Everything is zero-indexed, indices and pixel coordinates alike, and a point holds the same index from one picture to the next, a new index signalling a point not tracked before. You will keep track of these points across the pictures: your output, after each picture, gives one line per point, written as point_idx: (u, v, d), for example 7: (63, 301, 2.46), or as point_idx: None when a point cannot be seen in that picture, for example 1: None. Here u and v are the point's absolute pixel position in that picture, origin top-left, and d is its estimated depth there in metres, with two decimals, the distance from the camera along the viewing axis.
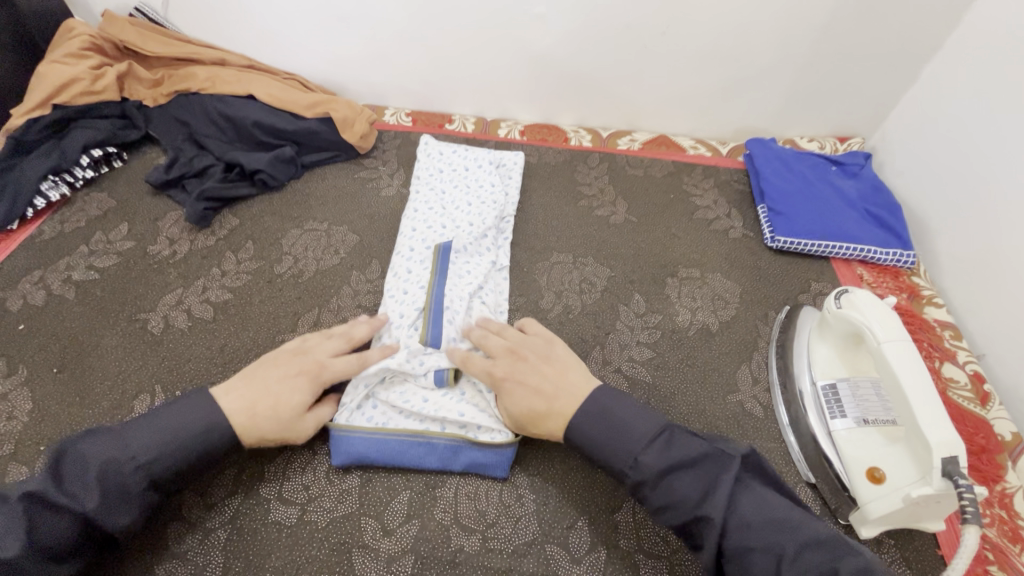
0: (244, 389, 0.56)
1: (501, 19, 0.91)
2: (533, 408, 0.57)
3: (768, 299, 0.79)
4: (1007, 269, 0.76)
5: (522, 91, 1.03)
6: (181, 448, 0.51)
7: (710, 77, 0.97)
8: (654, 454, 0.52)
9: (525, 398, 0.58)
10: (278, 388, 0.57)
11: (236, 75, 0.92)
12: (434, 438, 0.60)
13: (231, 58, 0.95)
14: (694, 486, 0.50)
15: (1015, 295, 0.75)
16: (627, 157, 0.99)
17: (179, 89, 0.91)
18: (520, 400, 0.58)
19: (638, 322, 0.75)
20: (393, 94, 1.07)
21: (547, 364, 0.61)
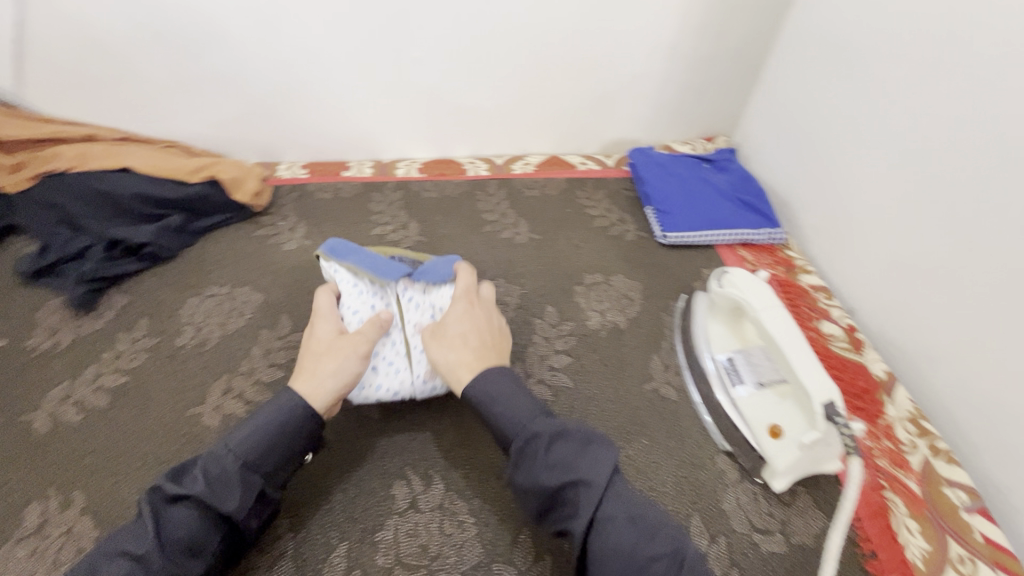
0: (303, 373, 0.58)
1: (381, 63, 0.95)
2: (464, 335, 0.61)
3: (667, 291, 0.86)
4: (853, 234, 0.88)
5: (416, 131, 1.07)
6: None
7: (586, 98, 1.06)
8: (585, 469, 0.49)
9: (456, 324, 0.62)
10: (324, 347, 0.59)
11: (110, 150, 0.88)
12: (420, 280, 0.68)
13: (101, 134, 0.91)
14: (627, 532, 0.47)
15: (865, 254, 0.86)
16: (523, 180, 1.05)
17: (43, 169, 0.84)
18: (454, 326, 0.61)
19: (554, 331, 0.79)
20: (286, 149, 1.07)
21: (486, 325, 0.63)
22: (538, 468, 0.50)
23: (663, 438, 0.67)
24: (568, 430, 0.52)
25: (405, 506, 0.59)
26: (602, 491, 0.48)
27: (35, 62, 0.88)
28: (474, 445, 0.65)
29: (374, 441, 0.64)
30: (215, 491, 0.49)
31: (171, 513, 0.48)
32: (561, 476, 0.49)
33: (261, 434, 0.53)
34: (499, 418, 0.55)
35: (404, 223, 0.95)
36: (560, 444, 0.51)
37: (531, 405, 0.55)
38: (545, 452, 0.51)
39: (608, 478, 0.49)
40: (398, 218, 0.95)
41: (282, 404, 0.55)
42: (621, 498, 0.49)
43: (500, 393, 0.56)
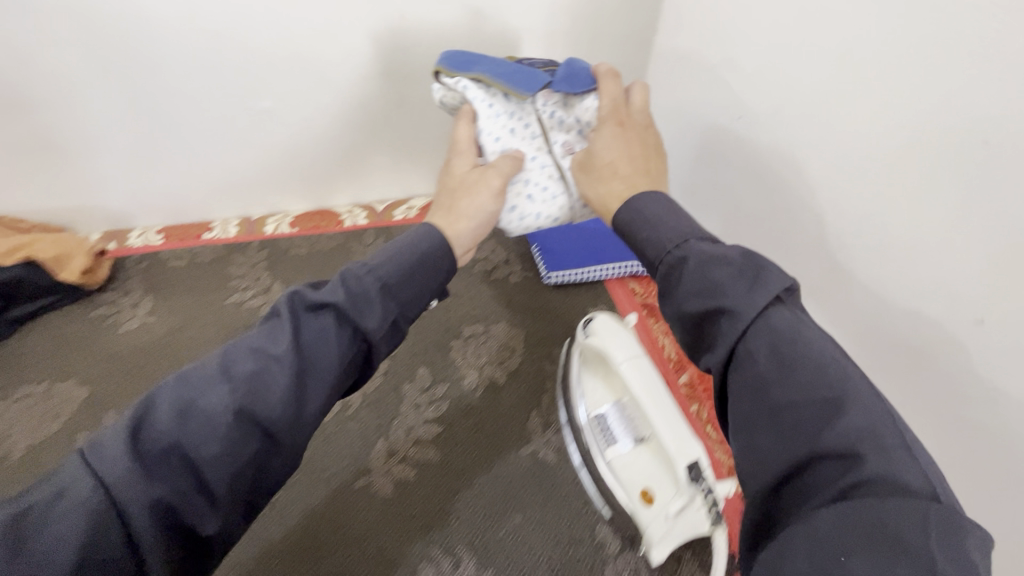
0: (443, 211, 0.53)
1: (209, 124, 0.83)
2: (601, 156, 0.51)
3: (551, 338, 0.79)
4: None
5: (279, 182, 0.94)
6: None
7: None
8: (749, 296, 0.36)
9: (609, 144, 0.52)
10: (473, 180, 0.54)
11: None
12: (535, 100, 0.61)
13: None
14: (788, 376, 0.33)
15: None
16: (403, 227, 0.99)
17: None
18: (604, 146, 0.52)
19: (424, 397, 0.71)
20: (138, 212, 0.94)
21: (647, 143, 0.53)
22: (683, 285, 0.39)
23: (535, 513, 0.61)
24: (715, 251, 0.38)
25: None
26: (748, 325, 0.35)
27: None
28: (320, 549, 0.59)
29: None
30: (195, 440, 0.34)
31: (204, 395, 0.35)
32: (705, 301, 0.37)
33: (256, 355, 0.38)
34: (640, 238, 0.44)
35: (266, 285, 0.87)
36: (717, 264, 0.38)
37: (700, 223, 0.43)
38: (692, 274, 0.38)
39: (762, 309, 0.35)
40: (260, 281, 0.87)
41: (419, 235, 0.47)
42: (774, 334, 0.34)
43: (664, 210, 0.44)
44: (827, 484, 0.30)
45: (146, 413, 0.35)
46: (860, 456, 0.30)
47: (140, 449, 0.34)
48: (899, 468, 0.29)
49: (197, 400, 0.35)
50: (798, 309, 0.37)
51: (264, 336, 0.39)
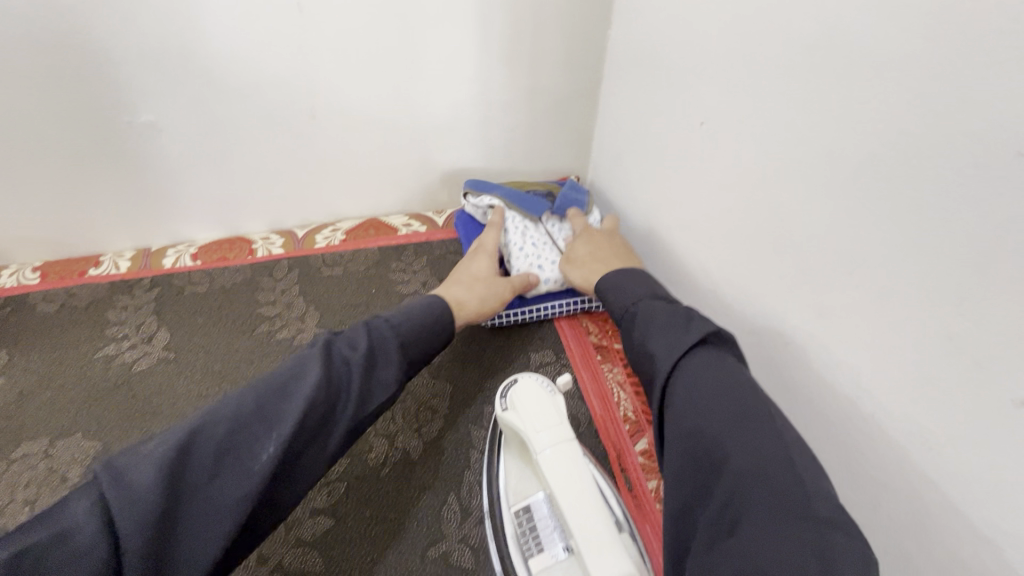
0: (462, 289, 0.65)
1: (93, 134, 0.73)
2: (601, 246, 0.68)
3: (483, 392, 0.65)
4: None
5: (182, 208, 0.83)
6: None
7: (390, 148, 0.85)
8: (680, 334, 0.46)
9: (584, 245, 0.69)
10: (475, 286, 0.66)
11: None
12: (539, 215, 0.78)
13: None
14: (704, 396, 0.41)
15: None
16: (323, 257, 0.85)
17: None
18: (581, 248, 0.69)
19: (314, 479, 0.57)
20: (13, 249, 0.82)
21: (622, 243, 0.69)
22: (637, 329, 0.51)
23: None
24: (652, 310, 0.51)
25: None
26: (680, 364, 0.45)
27: None
28: None
29: None
30: (218, 451, 0.39)
31: (239, 420, 0.41)
32: (659, 347, 0.47)
33: (276, 389, 0.44)
34: (609, 294, 0.58)
35: (150, 333, 0.73)
36: (652, 314, 0.50)
37: (648, 287, 0.56)
38: (648, 325, 0.50)
39: (686, 350, 0.45)
40: (143, 326, 0.73)
41: (431, 300, 0.59)
42: (704, 370, 0.43)
43: (626, 278, 0.58)
44: (715, 508, 0.37)
45: (203, 434, 0.40)
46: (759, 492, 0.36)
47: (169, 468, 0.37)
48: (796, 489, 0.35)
49: (238, 424, 0.41)
50: (725, 353, 0.45)
51: (296, 371, 0.46)
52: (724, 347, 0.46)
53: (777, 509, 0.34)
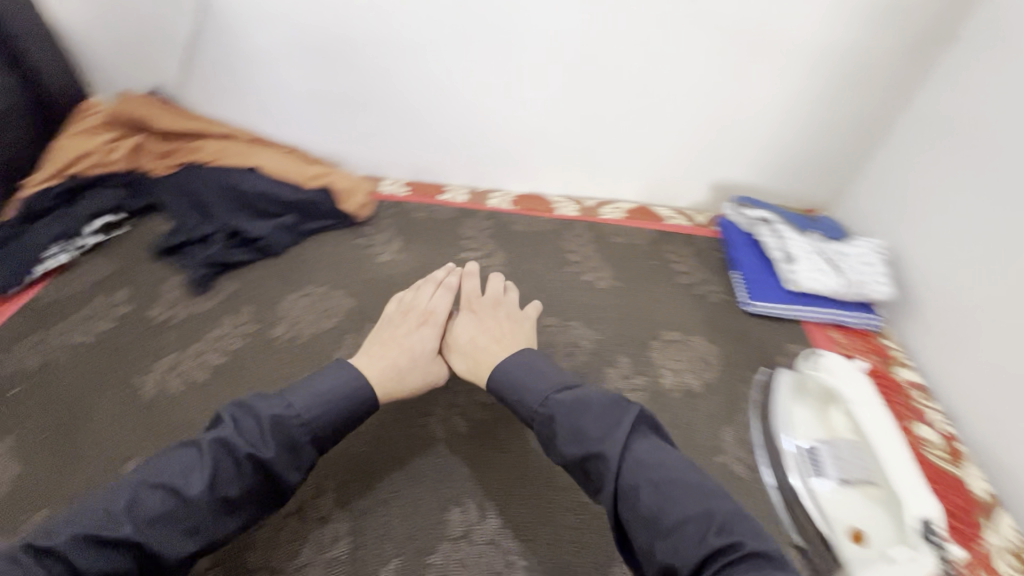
0: (378, 360, 0.67)
1: (493, 100, 1.01)
2: (490, 333, 0.71)
3: (748, 361, 0.83)
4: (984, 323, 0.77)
5: (514, 165, 1.11)
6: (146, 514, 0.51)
7: (682, 153, 1.07)
8: (600, 428, 0.56)
9: (472, 323, 0.73)
10: (409, 346, 0.69)
11: (243, 149, 0.98)
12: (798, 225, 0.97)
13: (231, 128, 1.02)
14: (652, 463, 0.54)
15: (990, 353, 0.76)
16: (610, 226, 1.06)
17: (188, 161, 0.96)
18: (469, 324, 0.73)
19: (624, 383, 0.78)
20: (392, 166, 1.13)
21: (503, 322, 0.73)
22: (561, 430, 0.58)
23: None
24: (584, 398, 0.59)
25: (457, 535, 0.60)
26: (619, 458, 0.54)
27: (194, 69, 1.00)
28: (534, 485, 0.64)
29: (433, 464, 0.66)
30: (188, 479, 0.53)
31: (123, 525, 0.49)
32: (584, 448, 0.56)
33: (276, 427, 0.56)
34: (514, 389, 0.64)
35: (491, 251, 0.98)
36: (581, 408, 0.58)
37: (550, 377, 0.63)
38: (580, 418, 0.57)
39: (624, 443, 0.55)
40: (486, 246, 0.99)
41: (342, 374, 0.63)
42: (641, 462, 0.54)
43: (522, 364, 0.65)
44: (723, 557, 0.47)
45: (223, 457, 0.54)
46: (736, 543, 0.48)
47: (101, 543, 0.49)
48: (740, 529, 0.49)
49: (183, 488, 0.52)
50: (648, 432, 0.58)
51: (254, 441, 0.55)
52: (651, 431, 0.58)
53: (751, 558, 0.47)
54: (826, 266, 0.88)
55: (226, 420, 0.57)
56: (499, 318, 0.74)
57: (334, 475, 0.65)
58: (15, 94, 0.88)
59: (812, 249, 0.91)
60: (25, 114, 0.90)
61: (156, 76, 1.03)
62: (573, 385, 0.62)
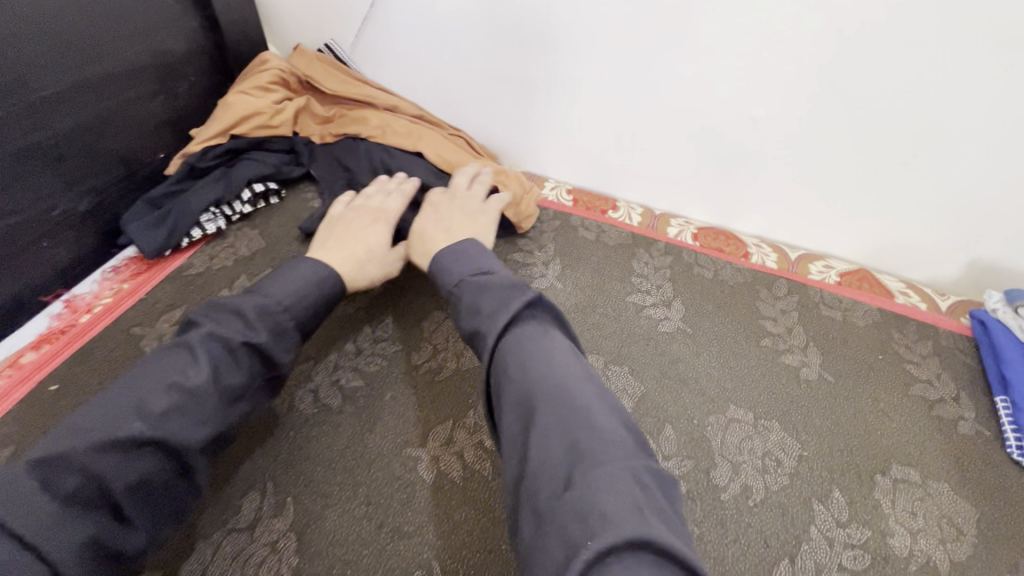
0: (340, 249, 0.67)
1: (705, 109, 0.81)
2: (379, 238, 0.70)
3: (1019, 541, 0.60)
4: None
5: (705, 190, 0.91)
6: (172, 405, 0.46)
7: (943, 216, 0.81)
8: (495, 314, 0.52)
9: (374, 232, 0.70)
10: (365, 238, 0.69)
11: (411, 130, 0.87)
12: None
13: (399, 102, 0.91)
14: (503, 357, 0.49)
15: None
16: (820, 292, 0.83)
17: (350, 132, 0.86)
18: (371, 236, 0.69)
19: (839, 533, 0.58)
20: (558, 168, 0.98)
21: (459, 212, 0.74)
22: (462, 309, 0.56)
23: None
24: (487, 285, 0.56)
25: None
26: (496, 334, 0.50)
27: (376, 29, 0.90)
28: None
29: None
30: (221, 363, 0.50)
31: (133, 421, 0.44)
32: (471, 323, 0.54)
33: (288, 300, 0.58)
34: (440, 275, 0.62)
35: (667, 299, 0.80)
36: (487, 297, 0.55)
37: (480, 258, 0.62)
38: (490, 307, 0.53)
39: (505, 330, 0.51)
40: (661, 289, 0.81)
41: (314, 270, 0.62)
42: (517, 342, 0.49)
43: (465, 247, 0.64)
44: (559, 453, 0.40)
45: (218, 339, 0.51)
46: (563, 430, 0.41)
47: (129, 449, 0.43)
48: (595, 452, 0.39)
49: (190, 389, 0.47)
50: (549, 323, 0.53)
51: (245, 327, 0.53)
52: (551, 325, 0.53)
53: (588, 442, 0.40)
54: None
55: (203, 323, 0.53)
56: (455, 209, 0.74)
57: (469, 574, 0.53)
58: (195, 40, 0.82)
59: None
60: (200, 60, 0.84)
61: (333, 30, 0.94)
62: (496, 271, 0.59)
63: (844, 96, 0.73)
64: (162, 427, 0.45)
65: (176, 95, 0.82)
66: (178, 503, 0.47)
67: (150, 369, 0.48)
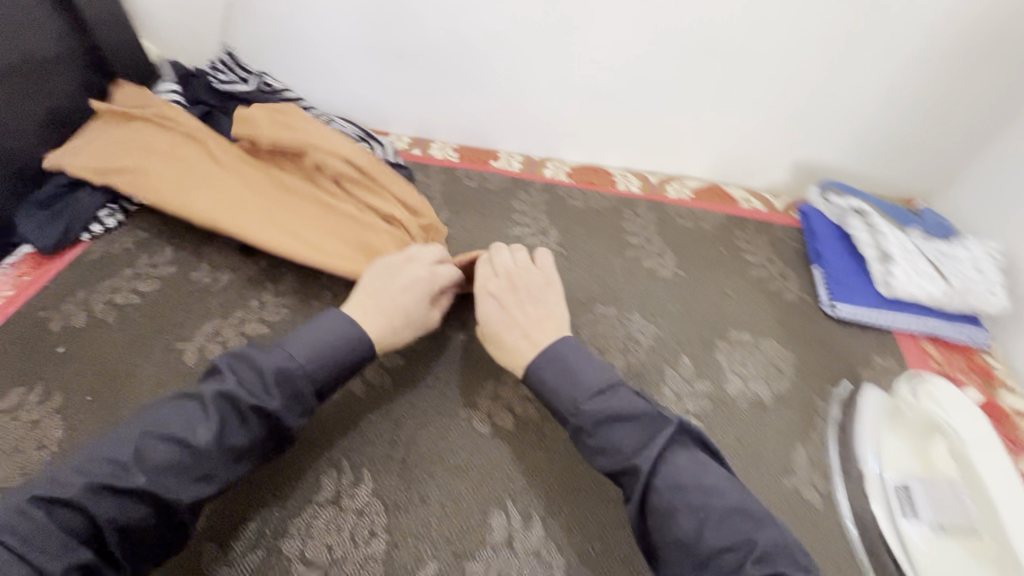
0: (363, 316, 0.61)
1: (560, 60, 0.91)
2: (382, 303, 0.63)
3: (827, 372, 0.74)
4: None
5: (573, 133, 1.02)
6: (168, 463, 0.48)
7: (765, 128, 0.95)
8: (622, 431, 0.53)
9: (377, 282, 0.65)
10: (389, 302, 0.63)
11: (313, 223, 0.78)
12: (899, 220, 0.84)
13: (326, 150, 0.80)
14: (630, 437, 0.52)
15: None
16: (676, 207, 0.96)
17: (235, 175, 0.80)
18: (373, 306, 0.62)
19: (686, 388, 0.71)
20: (441, 129, 1.06)
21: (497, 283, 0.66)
22: (587, 442, 0.54)
23: None
24: (617, 411, 0.53)
25: (500, 541, 0.56)
26: (653, 459, 0.51)
27: (243, 13, 0.95)
28: (582, 495, 0.60)
29: (478, 461, 0.62)
30: (223, 422, 0.50)
31: (136, 474, 0.46)
32: (618, 462, 0.52)
33: (319, 358, 0.56)
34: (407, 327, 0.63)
35: (544, 229, 0.91)
36: (610, 425, 0.53)
37: (597, 372, 0.57)
38: (614, 425, 0.53)
39: (660, 451, 0.51)
40: (538, 221, 0.92)
41: (341, 322, 0.59)
42: (679, 464, 0.51)
43: (566, 356, 0.59)
44: (732, 551, 0.46)
45: (224, 392, 0.51)
46: (754, 541, 0.46)
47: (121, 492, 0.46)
48: (762, 546, 0.46)
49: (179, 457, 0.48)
50: (692, 444, 0.53)
51: (262, 394, 0.52)
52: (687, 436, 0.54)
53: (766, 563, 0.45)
54: (928, 278, 0.77)
55: (223, 370, 0.53)
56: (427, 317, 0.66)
57: (372, 463, 0.61)
58: (63, 38, 0.84)
59: (913, 248, 0.80)
60: (72, 58, 0.87)
61: (205, 21, 0.98)
62: (612, 386, 0.56)
63: (670, 36, 0.85)
64: (156, 480, 0.47)
65: (52, 94, 0.84)
66: (165, 546, 0.49)
67: (178, 408, 0.51)
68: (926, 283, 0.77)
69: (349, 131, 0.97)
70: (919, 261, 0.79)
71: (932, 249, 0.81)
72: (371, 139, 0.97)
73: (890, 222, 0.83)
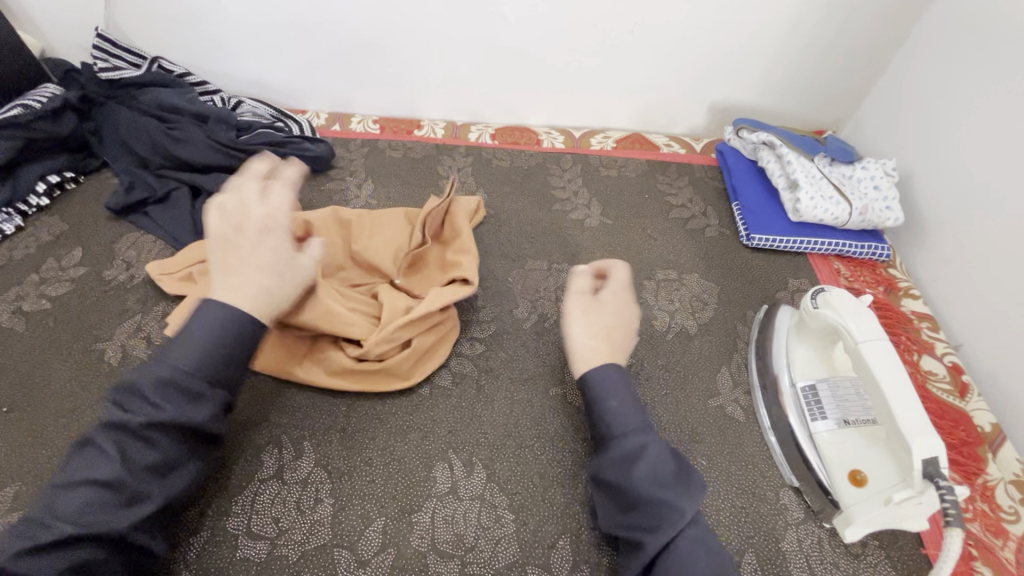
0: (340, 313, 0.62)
1: (466, 17, 0.89)
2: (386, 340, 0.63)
3: (746, 299, 0.78)
4: (1000, 250, 0.72)
5: (493, 93, 1.02)
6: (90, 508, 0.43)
7: (678, 73, 0.97)
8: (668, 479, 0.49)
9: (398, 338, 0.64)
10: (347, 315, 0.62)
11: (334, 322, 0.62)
12: (804, 147, 0.89)
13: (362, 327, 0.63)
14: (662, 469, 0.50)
15: (1002, 279, 0.72)
16: (600, 158, 0.98)
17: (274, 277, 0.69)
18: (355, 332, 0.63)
19: None
20: (360, 101, 1.04)
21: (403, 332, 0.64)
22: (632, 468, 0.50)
23: (724, 459, 0.62)
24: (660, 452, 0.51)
25: (444, 491, 0.58)
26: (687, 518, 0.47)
27: None
28: (521, 439, 0.62)
29: (418, 418, 0.63)
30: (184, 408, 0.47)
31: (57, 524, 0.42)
32: (654, 488, 0.48)
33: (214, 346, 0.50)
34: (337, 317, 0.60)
35: (471, 191, 0.91)
36: (649, 457, 0.50)
37: (632, 408, 0.54)
38: (643, 463, 0.50)
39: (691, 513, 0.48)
40: (466, 184, 0.92)
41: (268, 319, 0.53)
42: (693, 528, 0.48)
43: (615, 384, 0.55)
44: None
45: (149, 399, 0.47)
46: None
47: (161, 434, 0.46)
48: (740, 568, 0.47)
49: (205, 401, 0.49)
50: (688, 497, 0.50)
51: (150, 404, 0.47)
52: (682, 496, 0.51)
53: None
54: (832, 198, 0.82)
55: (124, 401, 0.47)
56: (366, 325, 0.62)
57: (312, 435, 0.61)
58: None
59: (817, 173, 0.85)
60: None
61: (88, 7, 0.92)
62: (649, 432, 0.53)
63: None
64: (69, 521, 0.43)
65: None
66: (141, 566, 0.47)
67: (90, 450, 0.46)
68: (831, 204, 0.82)
69: (262, 112, 0.94)
70: (823, 184, 0.84)
71: (833, 173, 0.87)
72: (285, 118, 0.94)
73: (798, 149, 0.88)
